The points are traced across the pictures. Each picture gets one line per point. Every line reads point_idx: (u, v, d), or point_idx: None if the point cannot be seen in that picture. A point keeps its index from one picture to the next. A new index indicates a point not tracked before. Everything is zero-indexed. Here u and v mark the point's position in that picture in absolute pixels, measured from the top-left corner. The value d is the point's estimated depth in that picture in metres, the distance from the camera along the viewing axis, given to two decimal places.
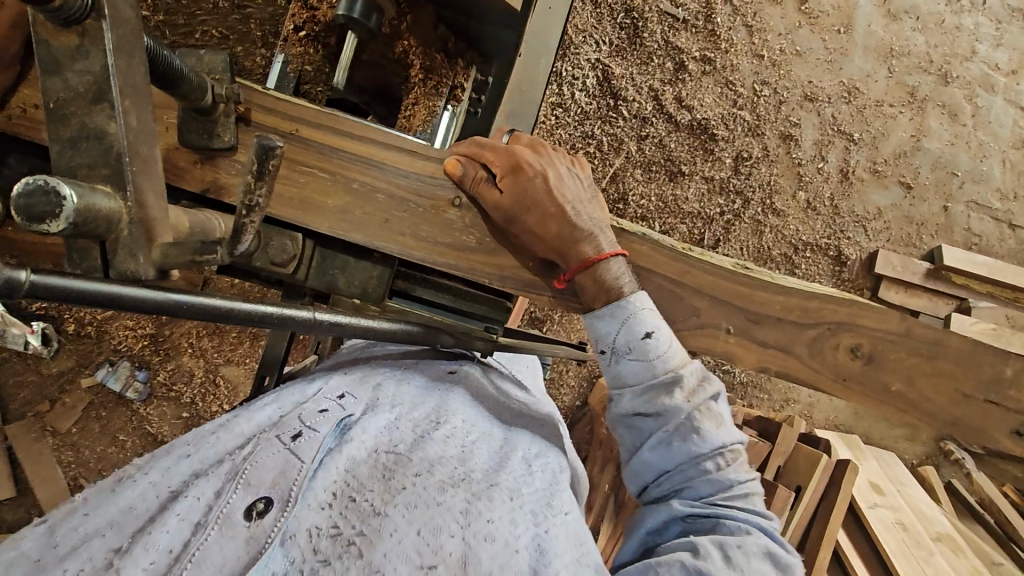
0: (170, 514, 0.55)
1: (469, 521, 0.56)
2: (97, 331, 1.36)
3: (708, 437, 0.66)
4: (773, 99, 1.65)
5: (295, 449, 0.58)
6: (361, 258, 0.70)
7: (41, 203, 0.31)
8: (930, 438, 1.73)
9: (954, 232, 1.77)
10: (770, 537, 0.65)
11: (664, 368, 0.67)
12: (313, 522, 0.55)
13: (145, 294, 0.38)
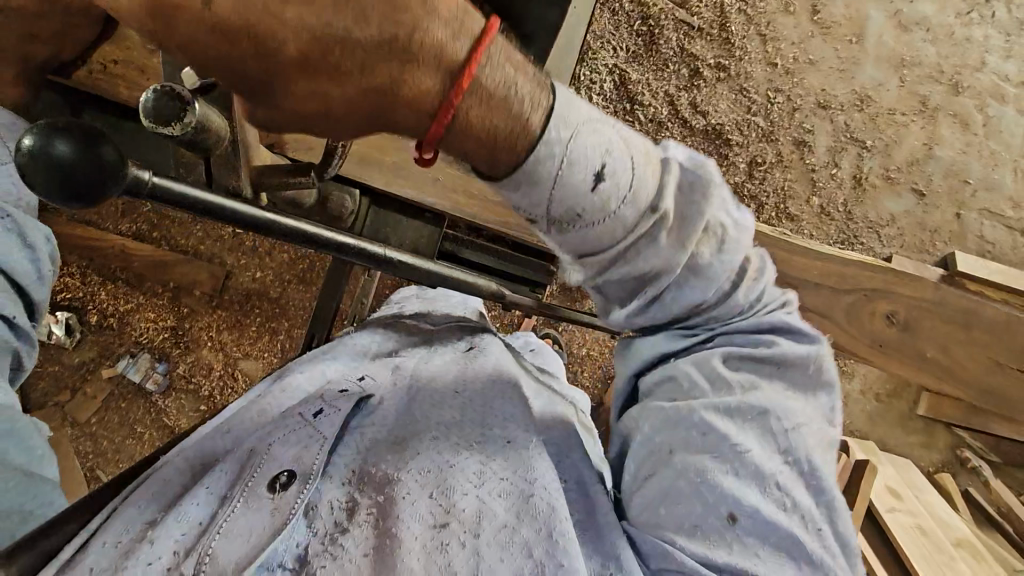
0: (199, 487, 0.61)
1: (484, 483, 0.62)
2: (120, 322, 1.38)
3: (702, 265, 0.59)
4: (787, 105, 1.67)
5: (316, 425, 0.64)
6: (413, 219, 0.86)
7: (166, 107, 0.44)
8: (947, 446, 1.71)
9: (967, 240, 1.78)
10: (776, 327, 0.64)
11: (616, 205, 0.53)
12: (332, 494, 0.62)
13: (245, 209, 0.47)
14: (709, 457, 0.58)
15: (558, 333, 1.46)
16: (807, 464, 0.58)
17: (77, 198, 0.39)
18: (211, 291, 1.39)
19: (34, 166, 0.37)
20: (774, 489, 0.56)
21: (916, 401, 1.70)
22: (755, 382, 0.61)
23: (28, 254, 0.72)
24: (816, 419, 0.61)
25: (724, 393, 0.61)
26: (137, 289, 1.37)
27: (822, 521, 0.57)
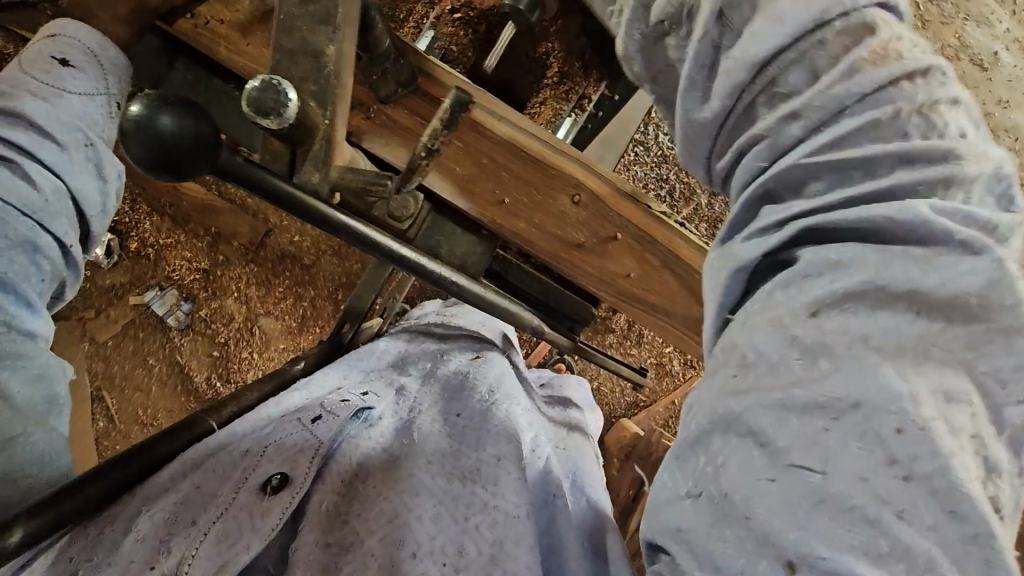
0: (190, 488, 0.64)
1: (473, 514, 0.64)
2: (157, 255, 1.41)
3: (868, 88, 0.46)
4: None
5: (313, 429, 0.70)
6: (469, 232, 0.86)
7: (271, 99, 0.47)
8: None
9: None
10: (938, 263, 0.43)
11: None
12: (322, 496, 0.68)
13: (316, 213, 0.49)
14: (759, 473, 0.43)
15: (573, 362, 1.45)
16: (928, 485, 0.39)
17: (168, 172, 0.41)
18: (249, 244, 1.41)
19: (134, 133, 0.41)
20: (850, 466, 0.40)
21: None
22: (855, 327, 0.44)
23: (99, 185, 0.71)
24: (953, 404, 0.41)
25: (806, 356, 0.44)
26: (179, 228, 1.41)
27: (971, 521, 0.39)
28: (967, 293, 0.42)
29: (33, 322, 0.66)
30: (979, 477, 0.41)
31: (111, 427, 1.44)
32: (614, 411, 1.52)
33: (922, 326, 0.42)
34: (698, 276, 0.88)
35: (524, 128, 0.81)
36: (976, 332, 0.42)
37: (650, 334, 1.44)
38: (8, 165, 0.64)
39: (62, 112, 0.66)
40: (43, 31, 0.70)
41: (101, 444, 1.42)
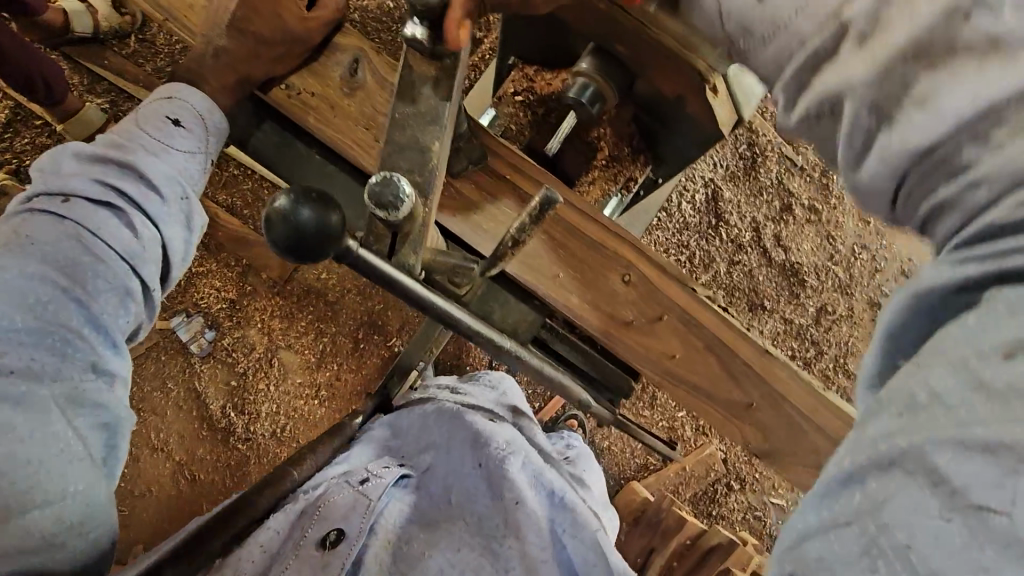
0: (255, 543, 0.69)
1: (510, 568, 0.66)
2: (187, 282, 1.45)
3: None
4: (870, 264, 1.67)
5: (362, 490, 0.73)
6: (521, 302, 0.87)
7: (388, 194, 0.50)
8: None
9: None
10: None
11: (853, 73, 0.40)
12: (371, 552, 0.69)
13: (414, 287, 0.52)
14: None
15: (585, 420, 1.47)
16: None
17: (300, 255, 0.44)
18: (278, 276, 1.45)
19: (279, 227, 0.43)
20: None
21: None
22: None
23: (185, 234, 0.78)
24: None
25: None
26: (213, 257, 1.45)
27: None
28: None
29: (118, 363, 0.68)
30: None
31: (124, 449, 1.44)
32: (624, 473, 1.51)
33: None
34: (737, 359, 0.88)
35: (579, 210, 0.86)
36: None
37: (663, 397, 1.46)
38: (116, 212, 0.71)
39: (167, 167, 0.75)
40: (158, 91, 0.78)
41: None
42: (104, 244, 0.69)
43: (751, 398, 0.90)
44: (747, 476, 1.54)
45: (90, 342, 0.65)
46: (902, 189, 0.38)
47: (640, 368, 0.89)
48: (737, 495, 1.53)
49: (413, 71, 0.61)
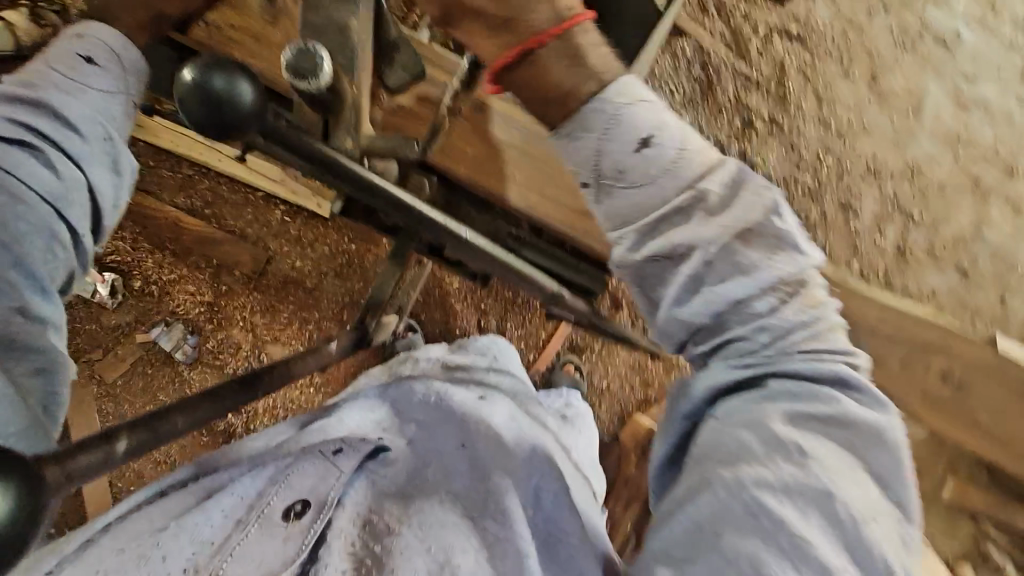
0: (215, 509, 0.62)
1: (488, 545, 0.63)
2: (160, 291, 1.43)
3: (759, 272, 0.59)
4: (835, 167, 1.68)
5: (335, 461, 0.68)
6: (482, 211, 0.96)
7: (305, 60, 0.52)
8: (969, 538, 1.69)
9: (1010, 325, 1.75)
10: (840, 383, 0.57)
11: (675, 150, 0.62)
12: (339, 525, 0.64)
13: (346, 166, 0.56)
14: (762, 532, 0.49)
15: (581, 361, 1.50)
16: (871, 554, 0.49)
17: (217, 127, 0.46)
18: (251, 272, 1.43)
19: (197, 100, 0.45)
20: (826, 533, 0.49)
21: (941, 485, 1.69)
22: (816, 447, 0.52)
23: (114, 177, 0.76)
24: (878, 508, 0.51)
25: (783, 458, 0.52)
26: (180, 261, 1.42)
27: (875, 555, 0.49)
28: (874, 425, 0.54)
29: (47, 306, 0.68)
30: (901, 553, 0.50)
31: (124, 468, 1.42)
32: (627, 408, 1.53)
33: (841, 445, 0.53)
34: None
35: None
36: (869, 444, 0.53)
37: None
38: (32, 151, 0.68)
39: (85, 106, 0.73)
40: (71, 31, 0.78)
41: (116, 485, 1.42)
42: (21, 181, 0.66)
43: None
44: None
45: (13, 284, 0.65)
46: (678, 294, 0.61)
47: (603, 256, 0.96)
48: None
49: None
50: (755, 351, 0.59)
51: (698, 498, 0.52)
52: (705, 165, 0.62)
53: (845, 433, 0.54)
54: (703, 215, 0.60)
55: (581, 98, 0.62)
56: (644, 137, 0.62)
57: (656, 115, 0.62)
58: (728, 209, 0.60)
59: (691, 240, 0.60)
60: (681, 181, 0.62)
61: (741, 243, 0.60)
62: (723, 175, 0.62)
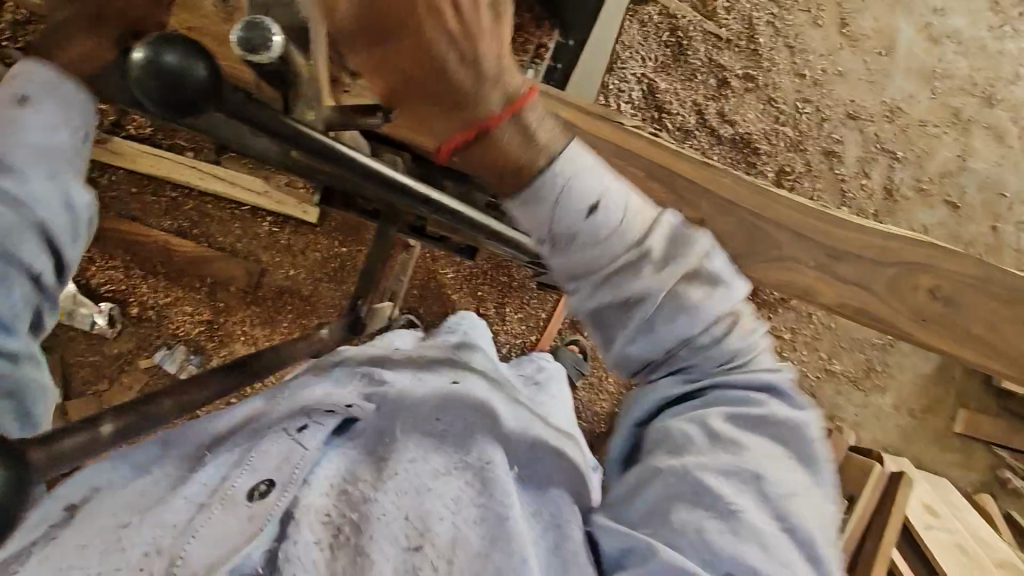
0: (176, 494, 0.59)
1: (460, 508, 0.62)
2: (159, 314, 1.43)
3: (705, 309, 0.54)
4: (815, 116, 1.68)
5: (300, 439, 0.65)
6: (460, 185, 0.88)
7: (255, 36, 0.46)
8: (986, 466, 1.71)
9: (1004, 253, 1.76)
10: (773, 392, 0.58)
11: (622, 246, 0.52)
12: (311, 499, 0.61)
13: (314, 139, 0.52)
14: (704, 516, 0.52)
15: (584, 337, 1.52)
16: (805, 537, 0.52)
17: (174, 112, 0.39)
18: (247, 286, 1.43)
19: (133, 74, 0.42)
20: (764, 519, 0.51)
21: (953, 418, 1.71)
22: (748, 442, 0.54)
23: None
24: (808, 494, 0.54)
25: (721, 452, 0.54)
26: (175, 284, 1.42)
27: (805, 538, 0.52)
28: (799, 422, 0.56)
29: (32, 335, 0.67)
30: (829, 538, 0.53)
31: None
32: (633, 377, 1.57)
33: (771, 442, 0.55)
34: (681, 181, 0.85)
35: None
36: (796, 444, 0.55)
37: None
38: None
39: None
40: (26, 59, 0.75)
41: None
42: None
43: (702, 212, 0.85)
44: None
45: None
46: (638, 340, 0.55)
47: None
48: None
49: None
50: (705, 366, 0.57)
51: (648, 485, 0.55)
52: (644, 222, 0.53)
53: (774, 429, 0.56)
54: (652, 272, 0.52)
55: (531, 175, 0.47)
56: (591, 203, 0.49)
57: (598, 179, 0.49)
58: (674, 267, 0.53)
59: (644, 298, 0.53)
60: (627, 240, 0.52)
61: (685, 284, 0.54)
62: (664, 226, 0.54)
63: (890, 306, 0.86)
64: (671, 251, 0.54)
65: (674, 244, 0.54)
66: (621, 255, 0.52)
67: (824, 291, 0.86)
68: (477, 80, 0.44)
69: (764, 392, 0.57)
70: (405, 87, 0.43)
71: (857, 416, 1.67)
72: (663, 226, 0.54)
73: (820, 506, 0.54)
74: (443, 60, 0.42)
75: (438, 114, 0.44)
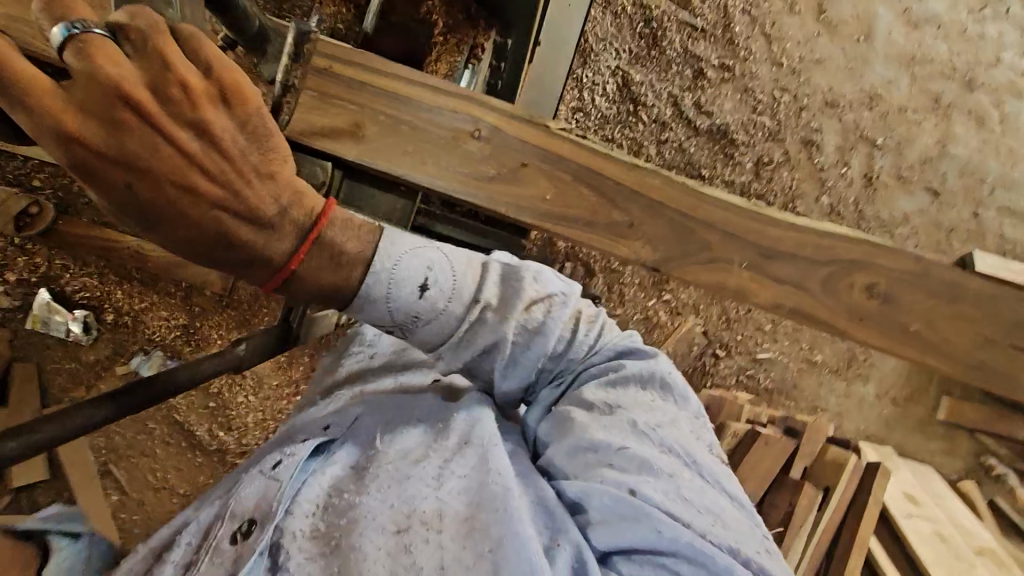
0: (175, 566, 0.64)
1: (443, 484, 0.61)
2: (134, 320, 1.42)
3: (551, 332, 0.62)
4: (794, 105, 1.66)
5: (273, 474, 0.65)
6: (386, 192, 0.85)
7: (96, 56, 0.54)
8: (970, 453, 1.71)
9: (986, 239, 1.74)
10: (629, 355, 0.69)
11: (461, 303, 0.59)
12: (297, 524, 0.62)
13: None
14: (612, 471, 0.60)
15: None
16: (689, 458, 0.62)
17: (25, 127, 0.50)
18: (222, 291, 1.42)
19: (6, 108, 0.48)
20: (654, 455, 0.60)
21: (936, 406, 1.71)
22: (620, 400, 0.65)
23: None
24: (678, 422, 0.65)
25: (604, 416, 0.63)
26: (150, 289, 1.42)
27: (689, 456, 0.62)
28: (651, 371, 0.67)
29: None
30: (704, 448, 0.64)
31: (126, 498, 1.43)
32: None
33: (636, 393, 0.66)
34: (609, 182, 0.85)
35: (416, 85, 0.82)
36: (652, 386, 0.67)
37: (630, 290, 1.55)
38: None
39: None
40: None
41: (118, 516, 1.42)
42: None
43: (631, 215, 0.86)
44: (729, 341, 1.61)
45: None
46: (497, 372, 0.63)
47: (521, 223, 0.85)
48: (722, 359, 1.61)
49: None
50: (566, 368, 0.67)
51: (562, 458, 0.64)
52: (477, 275, 0.61)
53: (636, 382, 0.66)
54: (495, 320, 0.60)
55: (355, 286, 0.56)
56: (422, 280, 0.57)
57: (424, 254, 0.58)
58: (512, 306, 0.61)
59: (493, 345, 0.61)
60: (465, 300, 0.59)
61: (526, 315, 0.62)
62: (495, 274, 0.62)
63: (828, 306, 0.89)
64: (499, 288, 0.61)
65: (503, 285, 0.62)
66: (456, 311, 0.59)
67: (759, 291, 0.88)
68: (250, 227, 0.52)
69: (619, 358, 0.68)
70: (129, 203, 0.49)
71: (839, 405, 1.67)
72: (483, 265, 0.62)
73: (689, 425, 0.65)
74: (211, 219, 0.51)
75: (238, 262, 0.53)
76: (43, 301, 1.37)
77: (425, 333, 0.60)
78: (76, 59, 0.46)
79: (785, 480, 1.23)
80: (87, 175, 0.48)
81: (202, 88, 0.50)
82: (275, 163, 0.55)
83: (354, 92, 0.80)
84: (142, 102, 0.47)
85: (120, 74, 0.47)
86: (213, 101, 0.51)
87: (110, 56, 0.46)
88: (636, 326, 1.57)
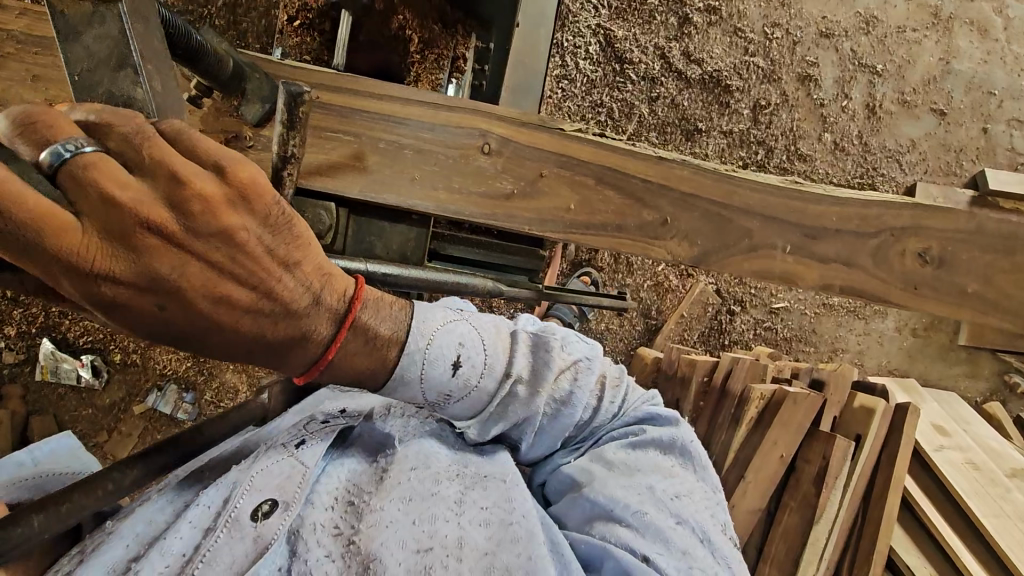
0: (182, 521, 0.57)
1: (463, 509, 0.60)
2: (143, 358, 1.40)
3: (577, 401, 0.65)
4: (786, 40, 1.58)
5: (298, 455, 0.62)
6: (396, 224, 0.77)
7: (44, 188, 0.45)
8: (993, 373, 1.70)
9: (997, 154, 1.68)
10: (653, 420, 0.72)
11: (494, 381, 0.61)
12: (317, 516, 0.59)
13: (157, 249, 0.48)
14: (626, 528, 0.60)
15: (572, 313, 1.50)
16: (702, 530, 0.62)
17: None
18: None
19: None
20: (669, 523, 0.61)
21: (956, 330, 1.70)
22: (639, 461, 0.66)
23: None
24: (694, 491, 0.66)
25: (623, 474, 0.65)
26: None
27: (704, 531, 0.63)
28: (672, 439, 0.69)
29: (76, 462, 0.71)
30: (718, 525, 0.65)
31: None
32: (631, 342, 1.58)
33: (658, 457, 0.68)
34: (637, 180, 0.80)
35: (390, 99, 0.74)
36: (674, 453, 0.69)
37: (639, 259, 1.51)
38: None
39: None
40: None
41: None
42: None
43: (664, 212, 0.81)
44: (744, 295, 1.58)
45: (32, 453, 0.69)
46: (526, 434, 0.66)
47: (544, 236, 0.80)
48: (740, 315, 1.59)
49: (68, 17, 0.43)
50: (590, 432, 0.71)
51: (573, 512, 0.66)
52: (508, 350, 0.63)
53: (657, 447, 0.68)
54: (527, 394, 0.62)
55: (389, 369, 0.56)
56: (455, 362, 0.58)
57: (456, 332, 0.59)
58: (544, 377, 0.63)
59: (525, 417, 0.64)
60: (498, 375, 0.61)
61: (555, 382, 0.64)
62: (525, 347, 0.64)
63: (881, 279, 0.85)
64: (534, 362, 0.64)
65: (537, 354, 0.64)
66: (492, 386, 0.61)
67: (805, 274, 0.84)
68: (286, 325, 0.50)
69: (643, 424, 0.71)
70: (159, 330, 0.45)
71: (861, 344, 1.66)
72: (521, 339, 0.65)
73: (703, 494, 0.67)
74: (246, 325, 0.48)
75: (272, 359, 0.51)
76: (48, 350, 1.35)
77: (454, 410, 0.61)
78: (78, 185, 0.38)
79: (817, 434, 1.22)
80: (112, 307, 0.42)
81: (220, 194, 0.43)
82: (303, 250, 0.50)
83: (345, 122, 0.73)
84: (162, 224, 0.41)
85: (135, 197, 0.40)
86: (234, 205, 0.44)
87: (115, 176, 0.39)
88: (648, 293, 1.54)
